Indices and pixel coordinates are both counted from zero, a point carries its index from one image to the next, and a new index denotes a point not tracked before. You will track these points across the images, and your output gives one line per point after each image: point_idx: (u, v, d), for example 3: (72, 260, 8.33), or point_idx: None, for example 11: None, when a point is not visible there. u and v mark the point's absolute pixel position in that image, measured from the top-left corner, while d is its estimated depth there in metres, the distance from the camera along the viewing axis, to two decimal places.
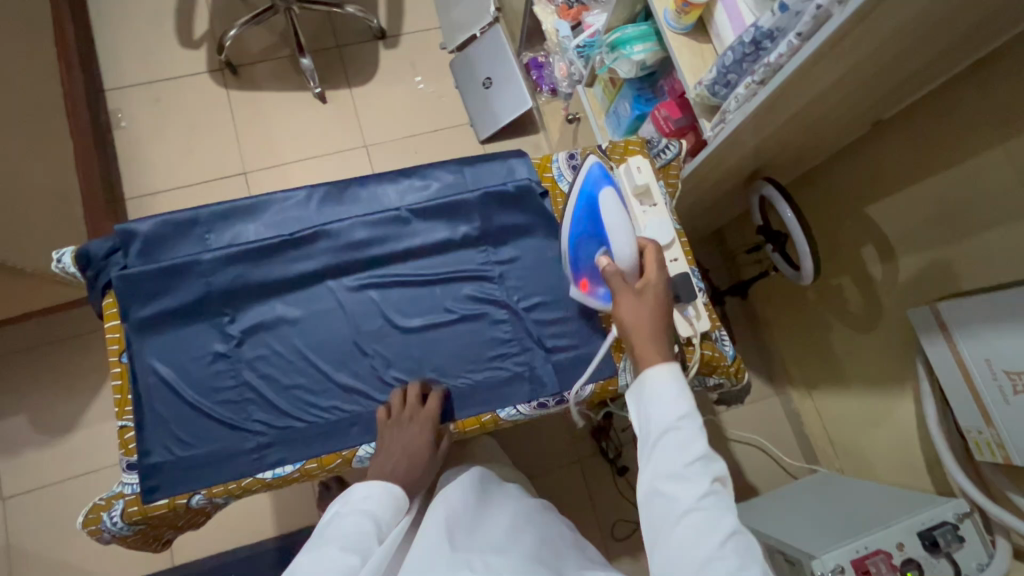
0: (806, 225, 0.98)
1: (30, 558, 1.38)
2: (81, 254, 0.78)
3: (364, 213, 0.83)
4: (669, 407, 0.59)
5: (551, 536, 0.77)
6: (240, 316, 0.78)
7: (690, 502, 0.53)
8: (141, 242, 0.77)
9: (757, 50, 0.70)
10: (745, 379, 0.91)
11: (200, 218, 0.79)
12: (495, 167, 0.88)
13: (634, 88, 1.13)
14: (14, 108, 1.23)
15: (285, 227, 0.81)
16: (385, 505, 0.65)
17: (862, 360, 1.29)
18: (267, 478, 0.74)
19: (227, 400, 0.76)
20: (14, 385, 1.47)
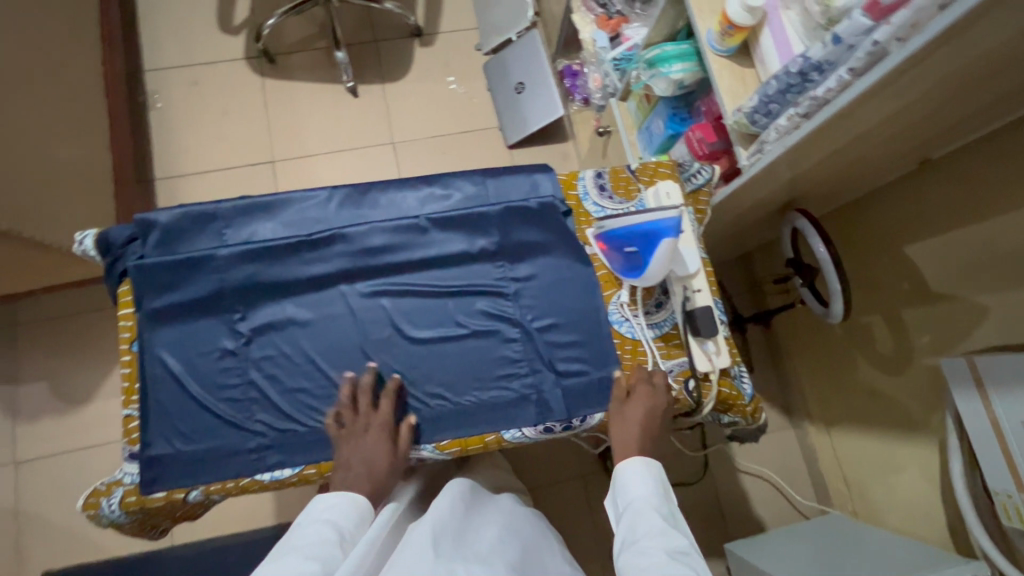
0: (839, 262, 0.94)
1: (40, 522, 1.43)
2: (102, 241, 0.79)
3: (383, 219, 0.82)
4: (635, 490, 0.69)
5: (534, 551, 0.80)
6: (251, 314, 0.78)
7: (649, 550, 0.60)
8: (161, 232, 0.77)
9: (802, 82, 0.67)
10: (760, 420, 0.87)
11: (220, 212, 0.79)
12: (519, 179, 0.85)
13: (669, 106, 1.10)
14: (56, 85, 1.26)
15: (303, 227, 0.80)
16: (348, 515, 0.65)
17: (886, 403, 1.23)
18: (265, 480, 0.74)
19: (231, 398, 0.75)
20: (36, 353, 1.50)
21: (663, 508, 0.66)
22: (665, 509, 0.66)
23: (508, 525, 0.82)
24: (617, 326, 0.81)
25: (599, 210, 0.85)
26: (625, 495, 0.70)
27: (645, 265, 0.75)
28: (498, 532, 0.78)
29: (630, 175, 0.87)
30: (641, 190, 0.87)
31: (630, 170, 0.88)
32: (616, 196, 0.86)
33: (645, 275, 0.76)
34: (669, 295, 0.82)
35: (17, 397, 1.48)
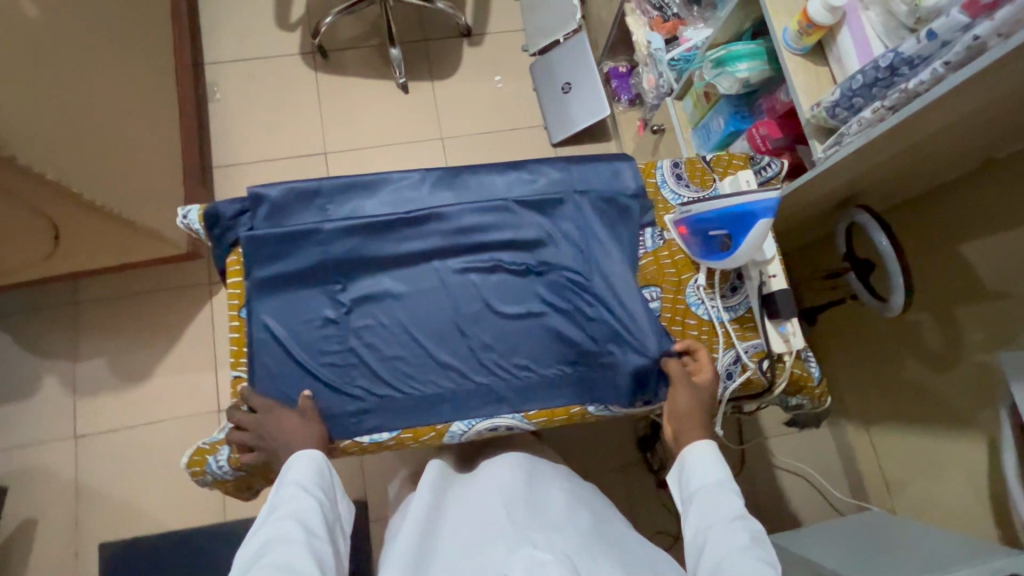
0: (901, 255, 0.97)
1: (97, 495, 1.47)
2: (209, 213, 0.83)
3: (474, 200, 0.86)
4: (705, 474, 0.69)
5: (602, 517, 0.84)
6: (351, 286, 0.82)
7: (731, 545, 0.61)
8: (267, 207, 0.81)
9: (891, 76, 0.71)
10: (825, 405, 0.90)
11: (323, 189, 0.83)
12: (602, 166, 0.90)
13: (731, 105, 1.14)
14: (142, 71, 1.32)
15: (400, 206, 0.84)
16: (311, 470, 0.70)
17: (933, 400, 1.26)
18: (364, 442, 0.79)
19: (332, 364, 0.80)
20: (98, 331, 1.56)
21: (736, 491, 0.67)
22: (737, 489, 0.67)
23: (572, 494, 0.86)
24: (694, 308, 0.85)
25: (677, 197, 0.89)
26: (697, 479, 0.70)
27: (737, 243, 0.77)
28: (565, 501, 0.82)
29: (705, 165, 0.92)
30: (716, 180, 0.91)
31: (705, 161, 0.92)
32: (692, 184, 0.90)
33: (734, 255, 0.79)
34: (744, 279, 0.86)
35: (79, 373, 1.53)
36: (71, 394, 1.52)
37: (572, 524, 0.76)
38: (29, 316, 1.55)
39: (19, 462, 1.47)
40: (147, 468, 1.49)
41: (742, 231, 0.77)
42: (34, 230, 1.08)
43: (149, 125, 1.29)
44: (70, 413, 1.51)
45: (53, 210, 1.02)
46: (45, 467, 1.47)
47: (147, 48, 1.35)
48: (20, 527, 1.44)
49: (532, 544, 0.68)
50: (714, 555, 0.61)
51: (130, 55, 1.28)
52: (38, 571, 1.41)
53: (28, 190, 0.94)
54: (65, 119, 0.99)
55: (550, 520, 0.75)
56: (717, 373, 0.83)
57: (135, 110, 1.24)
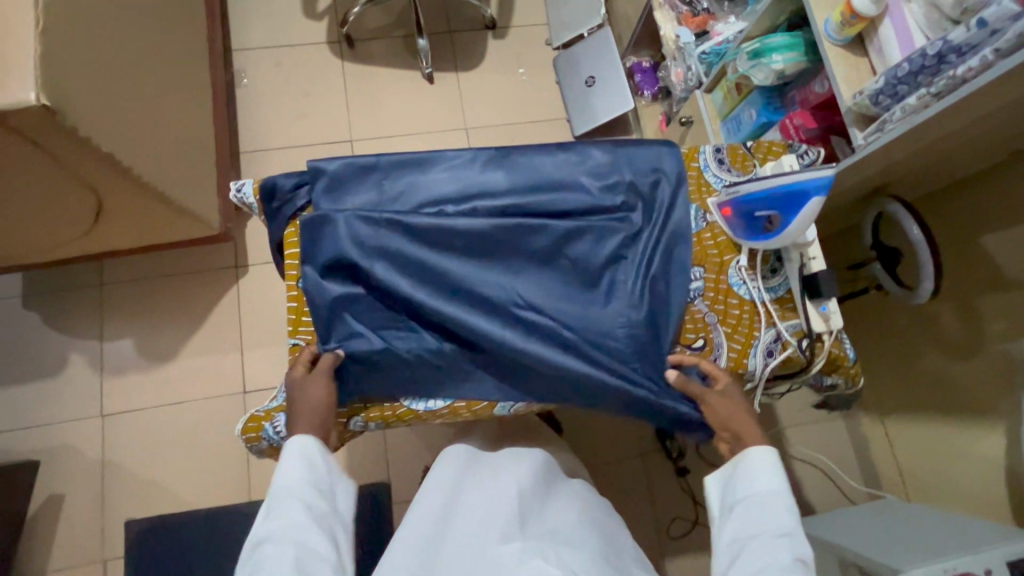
0: (931, 242, 1.01)
1: (123, 474, 1.48)
2: (267, 187, 0.86)
3: (523, 180, 0.88)
4: (760, 482, 0.73)
5: (601, 523, 0.86)
6: None
7: (772, 561, 0.65)
8: (323, 182, 0.84)
9: (937, 64, 0.74)
10: (858, 385, 0.93)
11: (380, 164, 0.86)
12: (646, 151, 0.92)
13: (763, 96, 1.16)
14: (184, 52, 1.33)
15: (452, 183, 0.87)
16: (305, 463, 0.73)
17: (953, 390, 1.29)
18: (420, 410, 0.83)
19: (381, 336, 0.82)
20: (124, 311, 1.57)
21: (791, 508, 0.70)
22: (791, 504, 0.70)
23: (579, 503, 0.88)
24: (737, 288, 0.88)
25: (719, 181, 0.92)
26: (743, 490, 0.73)
27: (789, 220, 0.78)
28: (571, 512, 0.84)
29: (745, 152, 0.95)
30: (757, 166, 0.94)
31: (746, 147, 0.95)
32: (733, 169, 0.93)
33: (784, 233, 0.80)
34: (784, 261, 0.88)
35: (106, 352, 1.54)
36: (98, 373, 1.53)
37: (574, 535, 0.78)
38: (58, 295, 1.56)
39: (46, 439, 1.48)
40: (173, 447, 1.50)
41: (795, 208, 0.78)
42: (80, 204, 1.09)
43: (190, 106, 1.30)
44: (97, 393, 1.52)
45: (102, 184, 1.04)
46: (71, 445, 1.48)
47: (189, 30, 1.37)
48: (46, 503, 1.44)
49: (542, 557, 0.72)
50: (754, 566, 0.66)
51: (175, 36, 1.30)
52: (64, 547, 1.42)
53: (84, 162, 0.96)
54: (120, 94, 1.00)
55: (553, 530, 0.78)
56: (759, 350, 0.86)
57: (178, 90, 1.26)
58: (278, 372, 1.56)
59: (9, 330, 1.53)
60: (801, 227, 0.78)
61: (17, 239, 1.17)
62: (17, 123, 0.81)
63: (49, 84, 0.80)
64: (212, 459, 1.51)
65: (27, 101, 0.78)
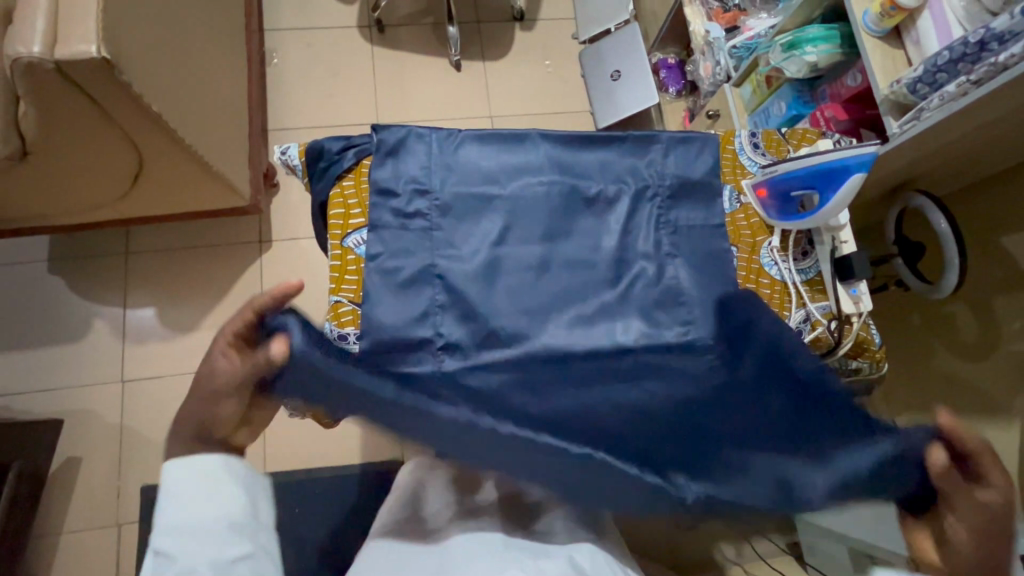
0: (957, 233, 1.03)
1: (141, 439, 1.49)
2: (317, 148, 0.89)
3: (564, 160, 0.88)
4: None
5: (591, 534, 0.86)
6: (447, 234, 0.84)
7: None
8: (375, 148, 0.86)
9: (979, 52, 0.75)
10: (882, 371, 0.95)
11: (432, 134, 0.87)
12: (699, 143, 0.92)
13: (794, 89, 1.19)
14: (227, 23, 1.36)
15: (498, 160, 0.88)
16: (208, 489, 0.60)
17: (966, 390, 1.30)
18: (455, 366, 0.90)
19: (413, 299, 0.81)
20: (149, 279, 1.59)
21: None
22: None
23: None
24: (768, 268, 0.89)
25: (754, 164, 0.94)
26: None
27: (827, 198, 0.80)
28: None
29: (781, 137, 0.97)
30: (790, 152, 0.96)
31: (780, 133, 0.97)
32: (767, 153, 0.95)
33: (822, 211, 0.81)
34: (816, 244, 0.90)
35: (128, 319, 1.56)
36: (120, 339, 1.54)
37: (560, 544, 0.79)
38: (84, 260, 1.58)
39: (67, 401, 1.49)
40: None
41: (834, 185, 0.79)
42: (121, 163, 1.11)
43: (230, 77, 1.33)
44: (119, 358, 1.53)
45: (146, 144, 1.06)
46: (91, 408, 1.49)
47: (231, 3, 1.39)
48: (64, 465, 1.45)
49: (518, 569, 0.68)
50: None
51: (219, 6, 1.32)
52: (80, 509, 1.43)
53: (131, 121, 0.98)
54: (171, 58, 1.02)
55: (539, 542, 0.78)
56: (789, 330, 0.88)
57: (220, 61, 1.28)
58: None
59: (33, 292, 1.55)
60: (839, 206, 0.79)
61: (56, 197, 1.19)
62: (75, 75, 0.83)
63: (109, 38, 0.82)
64: None
65: (88, 53, 0.80)
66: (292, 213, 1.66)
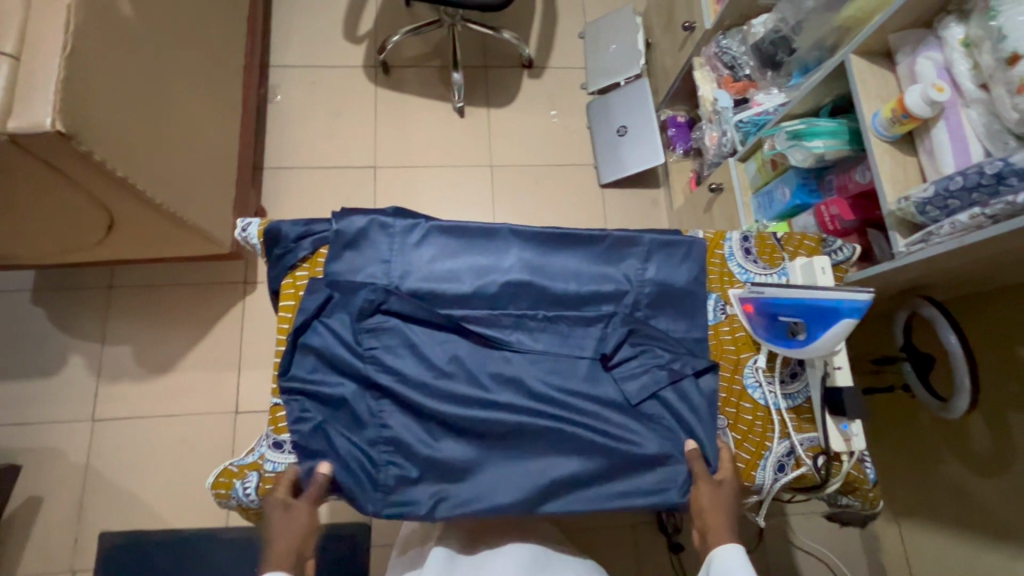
0: (968, 354, 0.94)
1: (104, 483, 1.46)
2: (274, 231, 0.83)
3: (534, 259, 0.82)
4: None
5: None
6: (401, 334, 0.78)
7: None
8: (335, 237, 0.81)
9: (996, 184, 0.68)
10: (876, 508, 0.85)
11: (396, 224, 0.82)
12: (681, 249, 0.85)
13: (799, 176, 1.11)
14: (222, 71, 1.34)
15: (465, 255, 0.82)
16: None
17: (975, 509, 1.20)
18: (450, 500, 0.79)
19: (357, 403, 0.76)
20: (129, 316, 1.56)
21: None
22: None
23: None
24: (751, 391, 0.82)
25: (744, 272, 0.86)
26: None
27: (813, 338, 0.72)
28: None
29: (775, 243, 0.89)
30: (785, 260, 0.88)
31: (776, 238, 0.89)
32: (760, 260, 0.88)
33: (807, 348, 0.73)
34: (806, 367, 0.82)
35: (105, 356, 1.53)
36: (95, 377, 1.52)
37: None
38: (66, 292, 1.56)
39: (33, 439, 1.46)
40: (158, 461, 1.48)
41: (822, 326, 0.71)
42: (91, 217, 1.08)
43: (216, 126, 1.30)
44: (91, 396, 1.51)
45: (115, 203, 1.03)
46: (57, 447, 1.47)
47: (227, 50, 1.37)
48: (24, 505, 1.42)
49: None
50: None
51: (215, 54, 1.30)
52: (35, 553, 1.40)
53: (95, 184, 0.94)
54: (143, 118, 0.99)
55: None
56: (770, 463, 0.79)
57: (207, 110, 1.26)
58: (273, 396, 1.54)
59: (13, 323, 1.53)
60: (825, 347, 0.72)
61: (29, 242, 1.17)
62: (30, 145, 0.80)
63: (67, 109, 0.79)
64: (195, 479, 1.48)
65: (43, 126, 0.77)
66: None
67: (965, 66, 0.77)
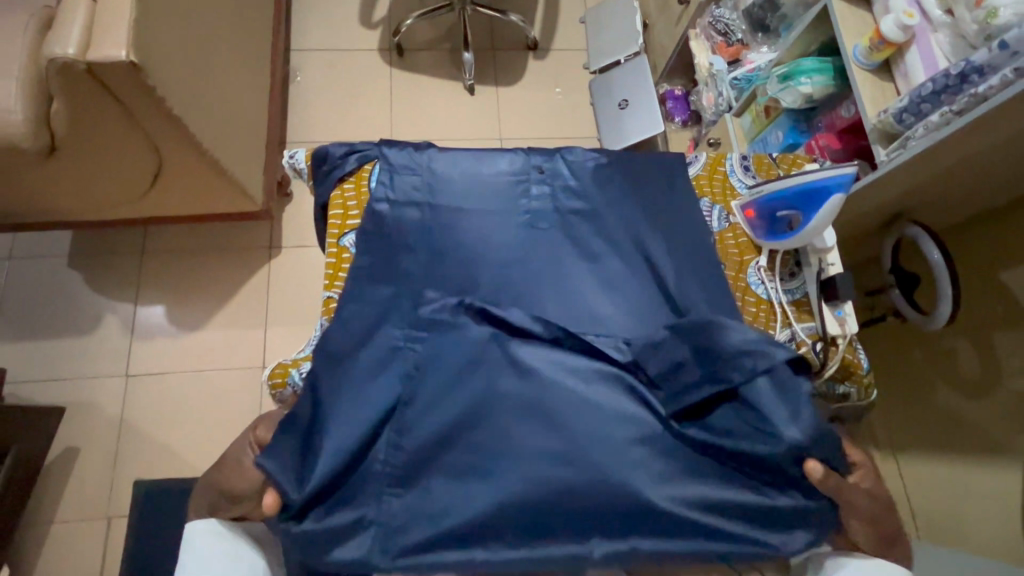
0: (951, 266, 1.03)
1: (138, 435, 1.52)
2: (320, 152, 0.94)
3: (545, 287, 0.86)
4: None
5: None
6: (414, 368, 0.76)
7: None
8: (378, 152, 0.92)
9: (960, 83, 0.78)
10: (871, 398, 0.94)
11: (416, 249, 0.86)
12: (677, 165, 0.98)
13: (791, 119, 1.22)
14: (255, 40, 1.44)
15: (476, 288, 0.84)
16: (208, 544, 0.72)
17: (969, 429, 1.26)
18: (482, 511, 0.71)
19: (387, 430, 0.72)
20: (161, 277, 1.64)
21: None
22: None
23: None
24: (754, 287, 0.91)
25: (743, 186, 0.97)
26: None
27: (806, 221, 0.82)
28: None
29: (772, 162, 0.99)
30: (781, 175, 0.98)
31: (772, 157, 1.00)
32: (758, 176, 0.98)
33: (803, 233, 0.83)
34: (804, 265, 0.91)
35: (138, 315, 1.61)
36: (129, 335, 1.59)
37: None
38: (101, 257, 1.64)
39: (71, 393, 1.53)
40: (188, 414, 1.54)
41: (814, 208, 0.81)
42: (142, 163, 1.17)
43: (251, 89, 1.40)
44: (125, 353, 1.58)
45: (168, 145, 1.12)
46: (93, 400, 1.53)
47: (260, 23, 1.48)
48: (63, 455, 1.48)
49: None
50: None
51: (250, 25, 1.41)
52: (72, 501, 1.45)
53: (156, 123, 1.04)
54: (195, 67, 1.09)
55: None
56: None
57: (244, 72, 1.36)
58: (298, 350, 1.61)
59: (51, 286, 1.61)
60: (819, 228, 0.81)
61: (80, 192, 1.25)
62: (104, 75, 0.90)
63: (139, 43, 0.89)
64: (225, 430, 1.54)
65: (118, 56, 0.87)
66: (302, 222, 1.71)
67: None
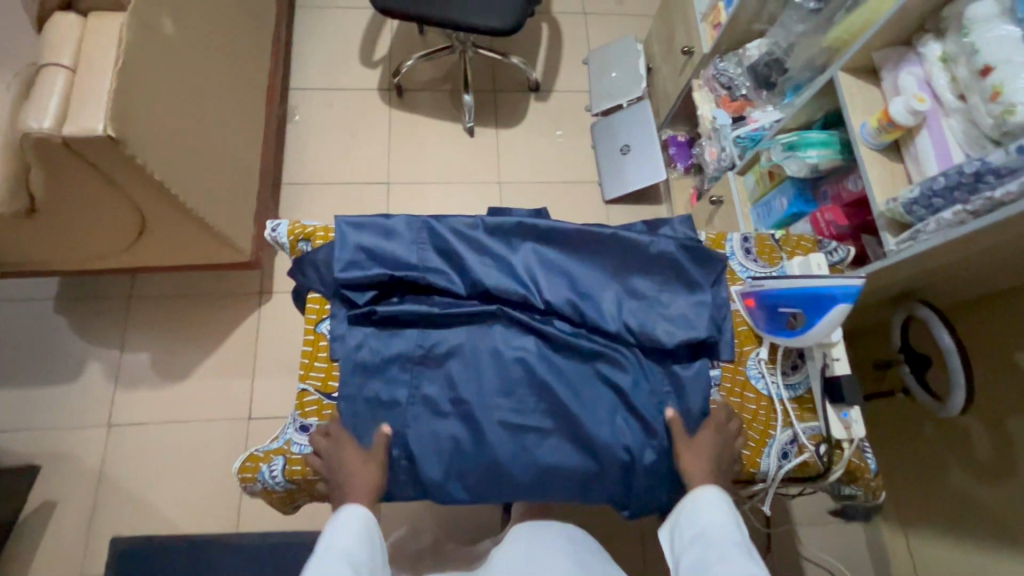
0: (963, 353, 0.97)
1: (118, 488, 1.47)
2: (302, 256, 0.89)
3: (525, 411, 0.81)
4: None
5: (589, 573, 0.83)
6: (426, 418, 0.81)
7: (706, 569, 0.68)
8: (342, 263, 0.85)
9: (975, 182, 0.74)
10: (879, 499, 0.88)
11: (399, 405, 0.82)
12: (685, 258, 0.88)
13: (796, 186, 1.17)
14: (249, 89, 1.42)
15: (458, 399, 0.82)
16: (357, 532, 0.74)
17: (979, 510, 1.19)
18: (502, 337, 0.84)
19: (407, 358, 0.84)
20: (148, 322, 1.61)
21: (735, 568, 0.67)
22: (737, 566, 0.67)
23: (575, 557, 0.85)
24: (754, 381, 0.86)
25: (745, 271, 0.93)
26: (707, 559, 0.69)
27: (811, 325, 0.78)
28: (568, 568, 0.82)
29: (774, 243, 0.95)
30: (783, 258, 0.94)
31: (774, 238, 0.96)
32: (760, 259, 0.94)
33: (803, 335, 0.79)
34: (807, 359, 0.87)
35: (123, 362, 1.57)
36: (112, 382, 1.55)
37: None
38: (89, 300, 1.61)
39: (48, 443, 1.49)
40: (170, 467, 1.50)
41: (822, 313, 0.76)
42: (124, 221, 1.14)
43: (242, 140, 1.38)
44: (108, 400, 1.54)
45: (149, 207, 1.09)
46: (72, 451, 1.49)
47: (255, 72, 1.46)
48: (40, 508, 1.44)
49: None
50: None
51: (244, 75, 1.39)
52: (46, 558, 1.41)
53: (133, 187, 1.01)
54: (175, 127, 1.06)
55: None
56: (774, 451, 0.84)
57: (235, 126, 1.33)
58: (285, 403, 1.56)
59: (38, 330, 1.58)
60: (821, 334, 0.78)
61: (60, 247, 1.22)
62: (81, 148, 0.87)
63: (117, 117, 0.87)
64: (206, 483, 1.49)
65: (95, 131, 0.84)
66: None
67: (944, 79, 0.84)
